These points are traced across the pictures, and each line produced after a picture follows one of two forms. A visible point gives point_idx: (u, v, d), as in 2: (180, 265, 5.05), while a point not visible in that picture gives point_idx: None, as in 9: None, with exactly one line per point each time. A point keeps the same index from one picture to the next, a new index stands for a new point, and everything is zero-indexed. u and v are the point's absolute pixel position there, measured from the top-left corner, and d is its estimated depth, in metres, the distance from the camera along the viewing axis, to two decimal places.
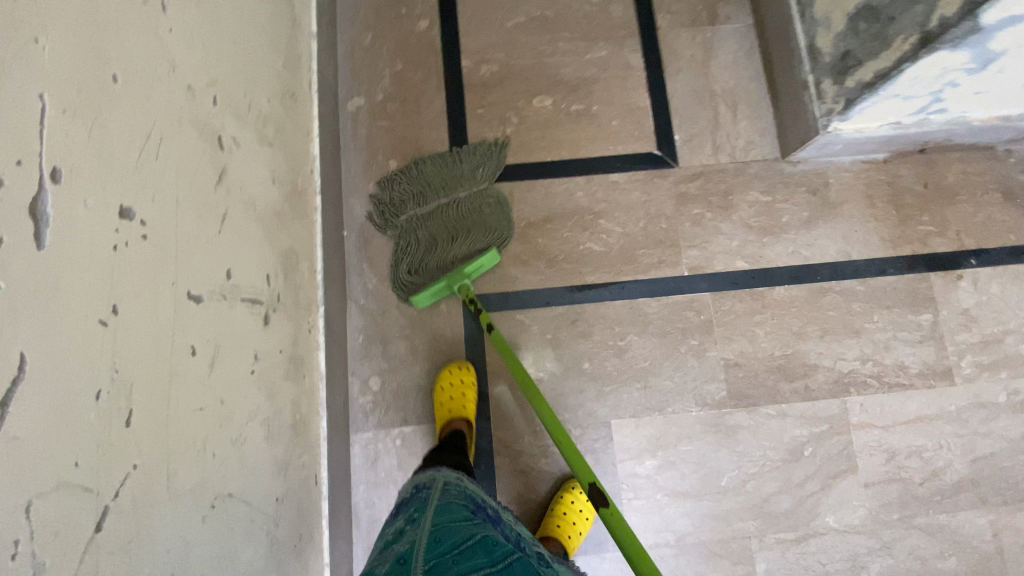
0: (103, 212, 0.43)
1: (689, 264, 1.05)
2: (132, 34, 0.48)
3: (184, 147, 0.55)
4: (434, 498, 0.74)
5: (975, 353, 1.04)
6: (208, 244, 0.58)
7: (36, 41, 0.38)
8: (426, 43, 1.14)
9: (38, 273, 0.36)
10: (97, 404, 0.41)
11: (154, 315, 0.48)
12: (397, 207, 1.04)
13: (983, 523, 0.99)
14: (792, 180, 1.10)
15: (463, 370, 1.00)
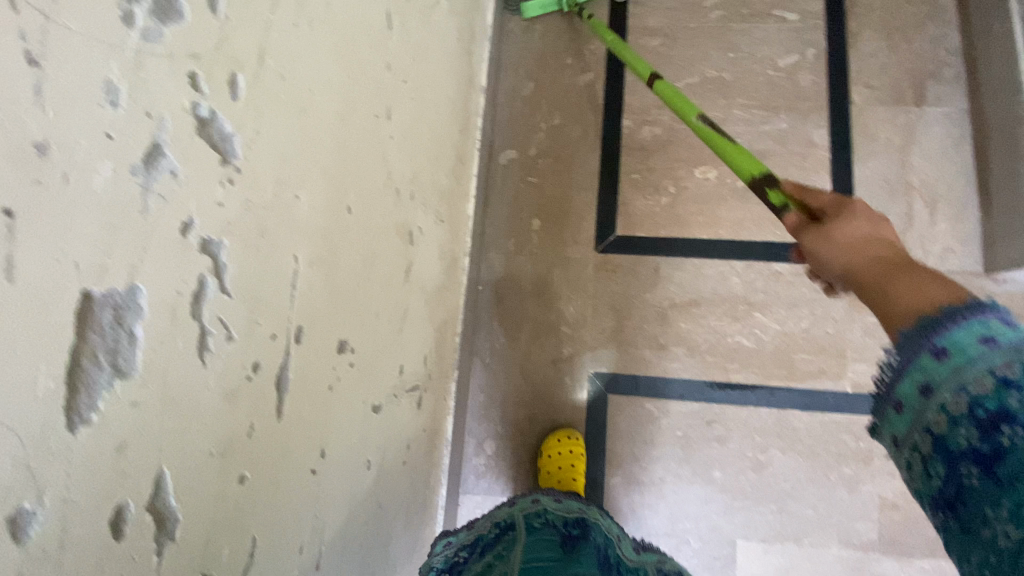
0: (326, 355, 0.42)
1: (853, 381, 0.94)
2: (367, 154, 0.47)
3: (387, 255, 0.54)
4: (520, 536, 0.70)
5: None
6: (391, 348, 0.57)
7: (300, 197, 0.36)
8: (588, 97, 1.10)
9: (274, 445, 0.35)
10: (299, 557, 0.40)
11: (347, 443, 0.47)
12: None
13: None
14: (993, 300, 0.94)
15: (571, 439, 0.96)
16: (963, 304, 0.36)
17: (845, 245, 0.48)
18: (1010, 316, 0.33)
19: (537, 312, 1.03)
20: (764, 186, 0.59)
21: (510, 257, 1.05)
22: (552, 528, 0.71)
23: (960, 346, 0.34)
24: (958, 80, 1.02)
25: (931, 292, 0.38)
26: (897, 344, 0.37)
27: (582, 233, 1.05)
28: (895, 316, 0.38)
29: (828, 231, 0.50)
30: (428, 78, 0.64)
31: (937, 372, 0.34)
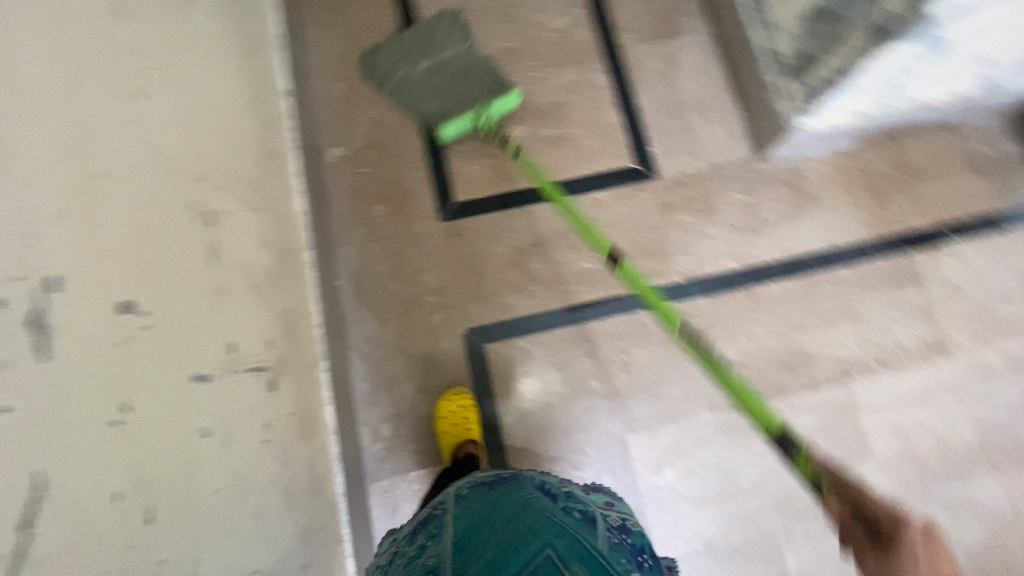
0: (104, 315, 0.46)
1: (681, 272, 1.09)
2: (117, 142, 0.53)
3: (176, 231, 0.57)
4: (452, 512, 0.68)
5: (966, 322, 1.08)
6: (211, 321, 0.59)
7: (32, 174, 0.43)
8: (397, 85, 1.16)
9: (48, 385, 0.41)
10: (118, 498, 0.44)
11: (166, 404, 0.50)
12: (398, 90, 1.14)
13: (994, 485, 1.03)
14: (769, 177, 1.13)
15: (462, 395, 1.01)
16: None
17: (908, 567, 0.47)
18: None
19: (399, 290, 1.05)
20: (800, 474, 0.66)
21: (360, 246, 1.07)
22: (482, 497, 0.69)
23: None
24: (696, 10, 1.21)
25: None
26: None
27: (423, 207, 1.09)
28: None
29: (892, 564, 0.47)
30: (188, 72, 0.68)
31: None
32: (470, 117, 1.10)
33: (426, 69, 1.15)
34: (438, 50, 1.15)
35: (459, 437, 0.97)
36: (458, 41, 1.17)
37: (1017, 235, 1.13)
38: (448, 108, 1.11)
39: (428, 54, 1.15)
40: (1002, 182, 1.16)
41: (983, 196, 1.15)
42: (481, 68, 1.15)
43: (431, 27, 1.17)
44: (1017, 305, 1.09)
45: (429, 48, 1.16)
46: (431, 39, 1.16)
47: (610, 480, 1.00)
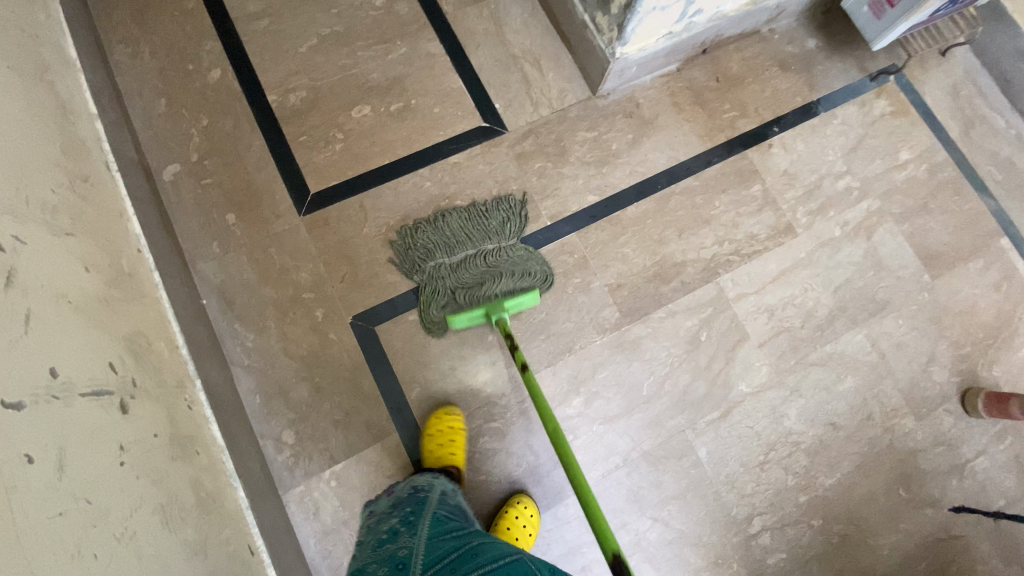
0: None
1: (548, 214, 1.14)
2: None
3: None
4: (431, 504, 0.80)
5: (804, 203, 1.20)
6: (16, 347, 0.54)
7: None
8: (225, 90, 1.12)
9: None
10: None
11: None
12: (427, 251, 1.06)
13: (862, 338, 1.13)
14: (608, 111, 1.20)
15: (452, 417, 0.98)
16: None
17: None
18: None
19: (273, 294, 1.02)
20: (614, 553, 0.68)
21: (221, 260, 1.03)
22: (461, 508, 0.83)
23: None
24: None
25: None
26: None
27: (280, 205, 1.06)
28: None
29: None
30: None
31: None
32: (483, 313, 0.99)
33: (455, 265, 1.05)
34: (487, 241, 1.07)
35: (442, 461, 0.94)
36: (506, 238, 1.09)
37: (830, 119, 1.27)
38: (471, 297, 1.02)
39: (472, 242, 1.07)
40: (808, 75, 1.29)
41: (797, 90, 1.27)
42: (528, 280, 1.06)
43: (487, 216, 1.10)
44: (843, 179, 1.23)
45: (477, 223, 1.09)
46: (483, 228, 1.08)
47: (524, 425, 1.03)
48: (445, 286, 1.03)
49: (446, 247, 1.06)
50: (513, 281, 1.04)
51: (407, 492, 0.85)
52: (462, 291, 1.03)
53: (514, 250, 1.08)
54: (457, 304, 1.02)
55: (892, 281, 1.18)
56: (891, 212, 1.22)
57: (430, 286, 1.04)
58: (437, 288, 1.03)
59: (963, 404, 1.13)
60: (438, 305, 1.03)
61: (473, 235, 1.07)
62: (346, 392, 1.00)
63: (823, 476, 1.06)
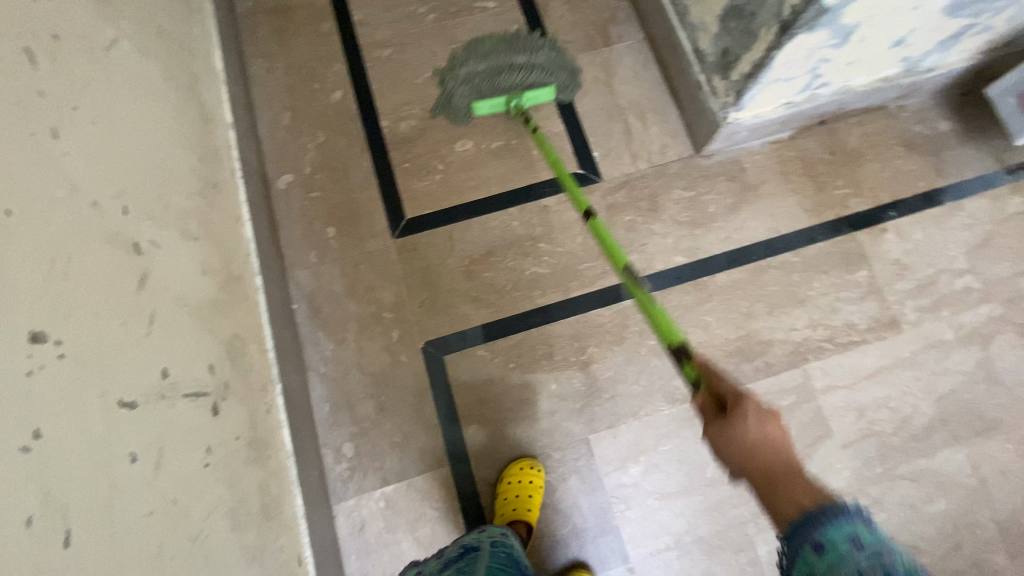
0: (11, 341, 0.44)
1: (631, 270, 1.12)
2: (27, 166, 0.51)
3: (95, 260, 0.57)
4: (485, 556, 0.80)
5: (914, 298, 1.10)
6: (137, 349, 0.59)
7: None
8: (344, 111, 1.19)
9: None
10: (31, 530, 0.41)
11: (81, 430, 0.49)
12: (460, 63, 1.17)
13: (962, 458, 1.03)
14: (710, 172, 1.17)
15: (535, 471, 0.98)
16: (834, 512, 0.51)
17: (735, 448, 0.57)
18: (872, 533, 0.48)
19: (356, 309, 1.07)
20: (679, 354, 0.67)
21: (315, 269, 1.09)
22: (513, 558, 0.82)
23: (832, 544, 0.50)
24: (629, 20, 1.26)
25: (810, 503, 0.53)
26: (787, 537, 0.53)
27: (376, 225, 1.11)
28: (788, 514, 0.53)
29: (727, 430, 0.57)
30: (109, 108, 0.69)
31: (819, 563, 0.50)
32: (503, 102, 1.12)
33: (482, 67, 1.15)
34: (516, 41, 1.17)
35: (518, 516, 0.94)
36: (534, 36, 1.18)
37: (956, 210, 1.16)
38: (492, 88, 1.14)
39: (505, 60, 1.15)
40: (937, 159, 1.19)
41: (921, 175, 1.18)
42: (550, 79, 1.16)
43: (518, 34, 1.20)
44: (963, 277, 1.12)
45: (510, 45, 1.17)
46: (515, 39, 1.17)
47: (576, 482, 1.01)
48: (468, 71, 1.16)
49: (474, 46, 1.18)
50: (535, 79, 1.15)
51: (455, 550, 0.84)
52: (484, 75, 1.15)
53: (540, 56, 1.17)
54: (479, 93, 1.14)
55: (1004, 399, 1.07)
56: (1015, 323, 1.10)
57: (460, 80, 1.16)
58: (462, 79, 1.15)
59: None
60: (464, 95, 1.15)
61: (508, 56, 1.15)
62: (407, 416, 1.02)
63: None
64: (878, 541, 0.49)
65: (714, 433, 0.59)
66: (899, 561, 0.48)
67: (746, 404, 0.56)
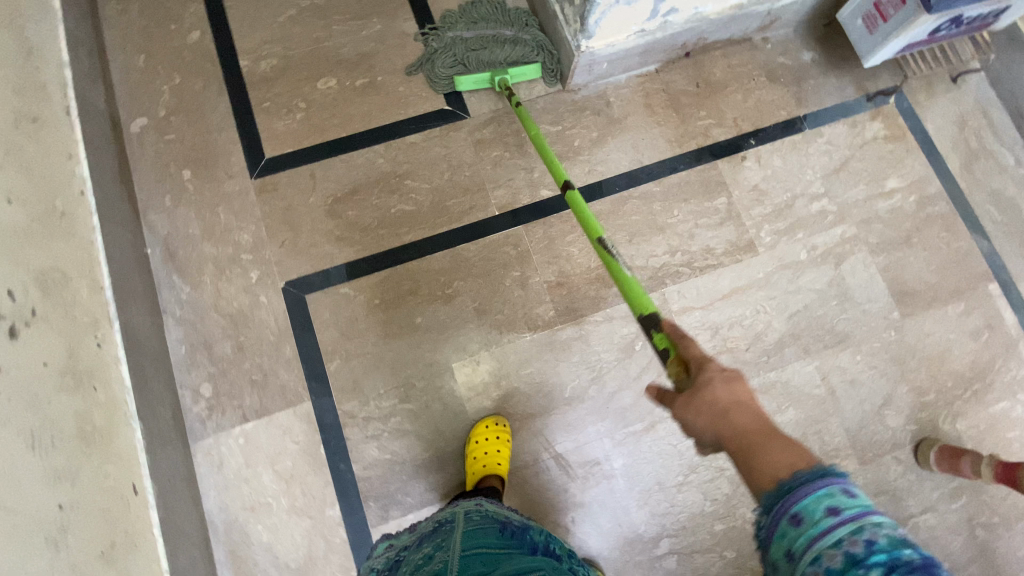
0: None
1: (498, 204, 1.11)
2: None
3: None
4: (457, 524, 0.76)
5: (771, 222, 1.14)
6: None
7: None
8: (201, 53, 1.16)
9: None
10: None
11: None
12: (446, 25, 1.15)
13: (811, 370, 1.07)
14: (577, 105, 1.17)
15: (500, 426, 0.99)
16: (813, 472, 0.43)
17: (706, 415, 0.51)
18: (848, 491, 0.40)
19: (213, 251, 1.05)
20: (648, 325, 0.66)
21: (170, 213, 1.07)
22: (492, 519, 0.78)
23: (811, 511, 0.41)
24: None
25: None
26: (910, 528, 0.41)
27: (233, 166, 1.09)
28: None
29: (695, 396, 0.53)
30: None
31: None
32: (487, 77, 1.11)
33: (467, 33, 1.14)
34: (504, 15, 1.15)
35: (486, 469, 0.93)
36: (523, 15, 1.16)
37: (814, 136, 1.20)
38: (477, 60, 1.13)
39: (491, 27, 1.14)
40: (798, 89, 1.22)
41: (782, 104, 1.21)
42: (540, 56, 1.14)
43: (513, 9, 1.16)
44: (818, 201, 1.16)
45: (498, 11, 1.16)
46: (507, 10, 1.15)
47: (439, 410, 1.02)
48: (455, 49, 1.13)
49: (468, 18, 1.15)
50: (517, 57, 1.13)
51: (429, 529, 0.79)
52: (471, 52, 1.13)
53: (525, 19, 1.15)
54: (464, 63, 1.13)
55: (855, 314, 1.11)
56: (866, 241, 1.15)
57: (444, 45, 1.13)
58: (450, 50, 1.13)
59: (916, 453, 1.04)
60: (447, 65, 1.13)
61: (492, 23, 1.14)
62: (267, 354, 1.01)
63: (744, 507, 1.00)
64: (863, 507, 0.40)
65: (679, 402, 0.54)
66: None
67: (708, 371, 0.54)
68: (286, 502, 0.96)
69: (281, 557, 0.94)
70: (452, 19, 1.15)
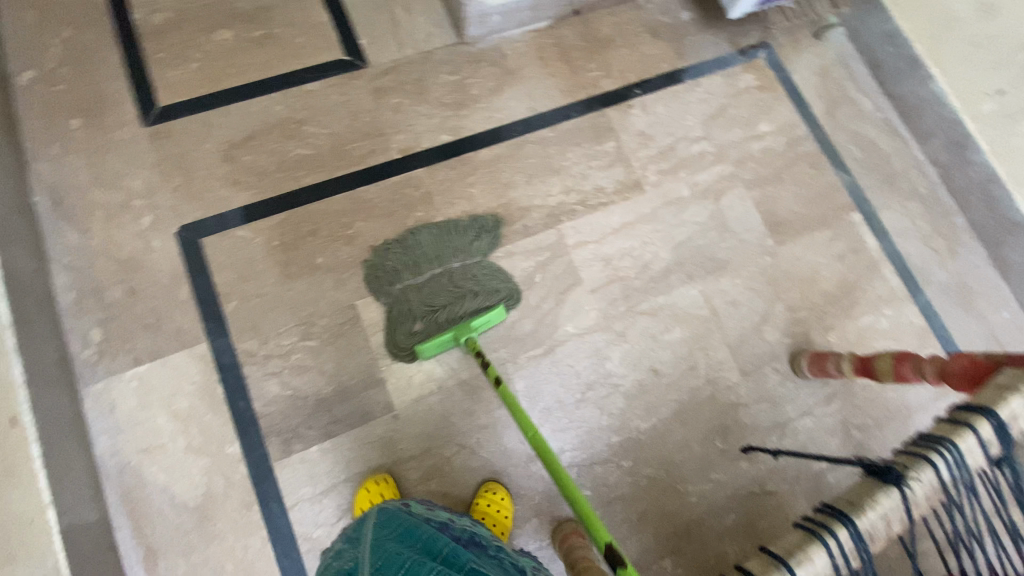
0: None
1: (399, 149, 1.15)
2: None
3: None
4: (372, 516, 0.76)
5: (657, 162, 1.23)
6: None
7: None
8: (90, 5, 1.14)
9: None
10: None
11: None
12: (394, 275, 1.08)
13: (697, 294, 1.16)
14: (474, 57, 1.23)
15: (383, 486, 0.94)
16: None
17: None
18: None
19: (104, 198, 1.04)
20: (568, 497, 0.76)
21: (57, 161, 1.05)
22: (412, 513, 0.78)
23: None
24: None
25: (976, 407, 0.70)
26: None
27: (125, 115, 1.08)
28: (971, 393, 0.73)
29: None
30: None
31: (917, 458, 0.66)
32: (452, 336, 1.01)
33: (421, 287, 1.08)
34: (455, 254, 1.11)
35: None
36: (475, 255, 1.12)
37: (694, 86, 1.31)
38: (437, 324, 1.06)
39: (439, 261, 1.10)
40: (678, 45, 1.33)
41: (665, 58, 1.31)
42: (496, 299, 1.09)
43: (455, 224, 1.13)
44: (699, 143, 1.26)
45: (444, 241, 1.11)
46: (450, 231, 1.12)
47: (342, 346, 1.03)
48: (409, 308, 1.06)
49: (419, 275, 1.09)
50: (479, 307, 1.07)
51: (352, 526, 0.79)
52: (429, 317, 1.06)
53: (483, 267, 1.11)
54: (424, 329, 1.06)
55: (734, 243, 1.20)
56: (742, 179, 1.25)
57: (397, 308, 1.06)
58: (406, 315, 1.06)
59: (792, 363, 1.14)
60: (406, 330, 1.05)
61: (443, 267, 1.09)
62: (161, 297, 1.00)
63: (639, 420, 1.07)
64: None
65: None
66: None
67: None
68: (183, 442, 0.94)
69: (177, 497, 0.92)
70: (401, 267, 1.08)
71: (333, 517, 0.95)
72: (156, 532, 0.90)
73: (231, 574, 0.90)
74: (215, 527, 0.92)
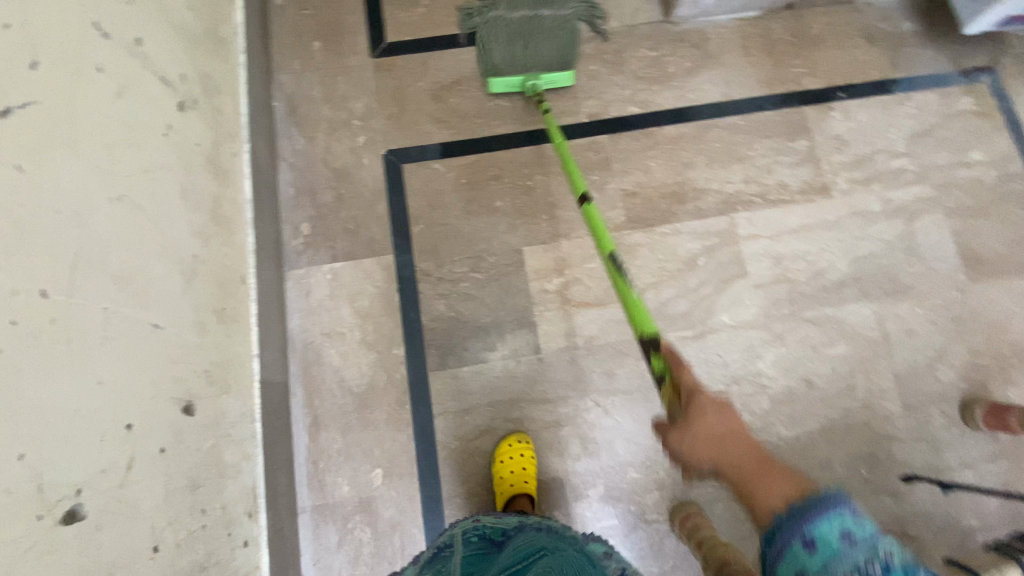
0: (105, 37, 0.68)
1: (587, 113, 1.19)
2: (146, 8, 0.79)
3: (132, 14, 0.75)
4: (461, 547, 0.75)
5: (850, 170, 1.17)
6: (145, 76, 0.75)
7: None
8: None
9: (75, 56, 0.62)
10: (75, 57, 0.62)
11: (87, 68, 0.64)
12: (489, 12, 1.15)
13: (869, 313, 1.09)
14: (676, 37, 1.24)
15: (523, 444, 0.99)
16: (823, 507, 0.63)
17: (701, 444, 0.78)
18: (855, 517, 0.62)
19: (329, 113, 1.18)
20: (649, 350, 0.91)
21: (298, 75, 1.20)
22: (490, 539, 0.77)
23: (827, 538, 0.62)
24: None
25: (791, 493, 0.68)
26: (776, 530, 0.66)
27: (358, 45, 1.22)
28: None
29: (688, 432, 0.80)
30: None
31: (812, 562, 0.61)
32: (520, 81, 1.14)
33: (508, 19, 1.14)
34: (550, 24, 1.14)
35: (517, 488, 0.94)
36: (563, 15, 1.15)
37: (905, 100, 1.22)
38: (512, 59, 1.14)
39: (534, 31, 1.14)
40: (894, 54, 1.25)
41: (876, 65, 1.24)
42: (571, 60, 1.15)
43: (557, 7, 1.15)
44: (899, 159, 1.18)
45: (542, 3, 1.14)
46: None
47: (504, 285, 1.10)
48: (494, 41, 1.14)
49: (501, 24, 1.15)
50: (554, 57, 1.15)
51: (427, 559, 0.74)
52: (506, 48, 1.14)
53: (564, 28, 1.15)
54: (500, 58, 1.15)
55: (922, 269, 1.12)
56: (943, 205, 1.16)
57: (485, 40, 1.15)
58: (487, 41, 1.15)
59: (963, 411, 1.04)
60: (484, 62, 1.15)
61: (532, 50, 1.14)
62: (361, 207, 1.12)
63: (781, 426, 1.03)
64: (842, 521, 0.63)
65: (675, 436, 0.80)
66: (897, 559, 0.61)
67: (703, 399, 0.79)
68: (358, 336, 1.06)
69: (346, 381, 1.03)
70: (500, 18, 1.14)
71: (471, 435, 1.03)
72: (324, 407, 1.02)
73: (378, 460, 1.00)
74: (372, 415, 1.02)
